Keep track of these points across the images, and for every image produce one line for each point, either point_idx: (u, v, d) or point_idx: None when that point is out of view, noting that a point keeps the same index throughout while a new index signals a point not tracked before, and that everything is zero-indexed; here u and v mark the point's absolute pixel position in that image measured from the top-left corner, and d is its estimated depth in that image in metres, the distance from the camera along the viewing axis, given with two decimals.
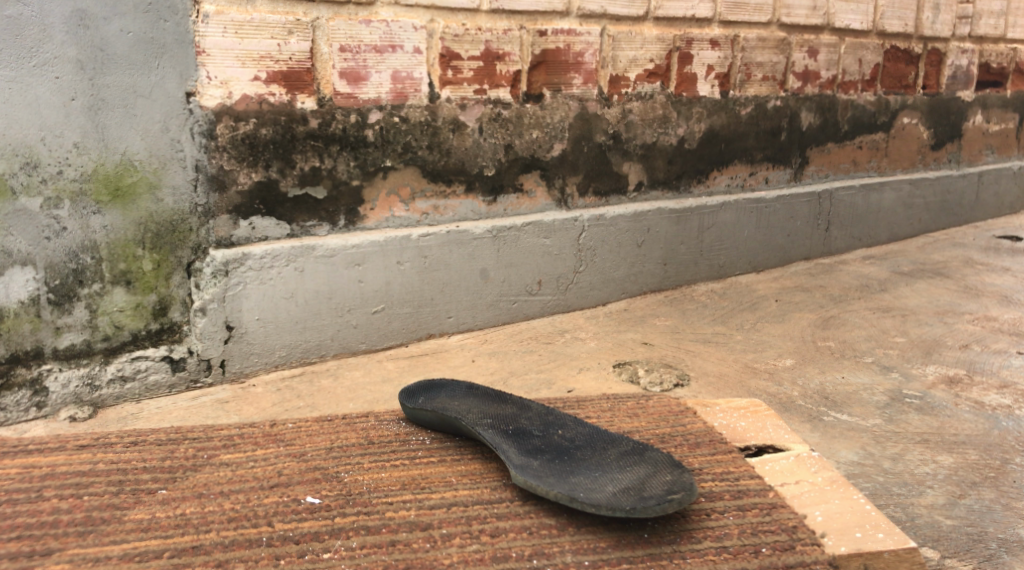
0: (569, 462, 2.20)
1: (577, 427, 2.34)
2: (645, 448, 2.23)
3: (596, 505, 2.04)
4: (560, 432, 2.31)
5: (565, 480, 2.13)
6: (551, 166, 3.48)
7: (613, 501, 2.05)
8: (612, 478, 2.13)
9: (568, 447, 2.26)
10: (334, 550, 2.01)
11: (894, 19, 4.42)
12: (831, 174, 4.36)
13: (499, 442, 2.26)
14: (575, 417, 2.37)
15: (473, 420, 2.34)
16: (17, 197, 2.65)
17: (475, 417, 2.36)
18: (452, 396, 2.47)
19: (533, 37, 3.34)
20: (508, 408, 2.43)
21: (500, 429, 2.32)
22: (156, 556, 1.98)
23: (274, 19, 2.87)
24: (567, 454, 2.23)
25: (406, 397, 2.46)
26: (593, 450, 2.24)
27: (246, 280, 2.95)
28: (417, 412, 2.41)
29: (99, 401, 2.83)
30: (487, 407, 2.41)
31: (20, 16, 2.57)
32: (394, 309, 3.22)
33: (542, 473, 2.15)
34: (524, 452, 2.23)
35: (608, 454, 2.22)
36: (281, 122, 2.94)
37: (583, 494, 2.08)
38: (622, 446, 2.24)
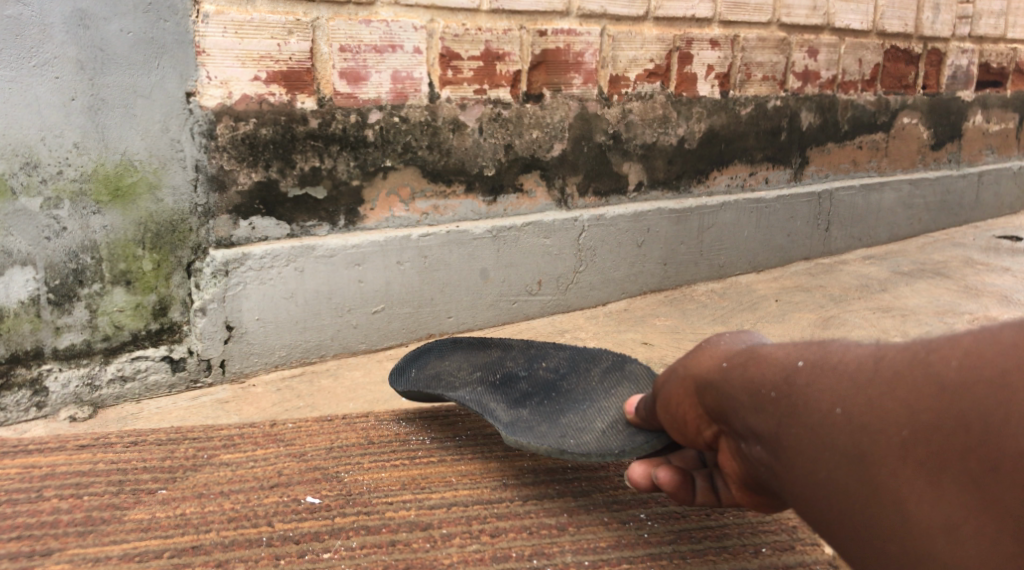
0: (557, 400, 2.35)
1: (558, 353, 2.53)
2: (624, 361, 2.41)
3: (585, 453, 2.13)
4: (543, 368, 2.48)
5: (555, 424, 2.26)
6: (551, 166, 3.48)
7: (602, 446, 2.14)
8: (597, 411, 2.26)
9: (554, 381, 2.44)
10: (334, 550, 2.00)
11: (894, 19, 4.40)
12: (831, 174, 4.37)
13: (490, 400, 2.40)
14: (555, 345, 2.55)
15: (465, 383, 2.49)
16: (17, 197, 2.64)
17: (466, 371, 2.52)
18: (440, 353, 2.63)
19: (533, 37, 3.33)
20: (494, 354, 2.59)
21: (489, 382, 2.48)
22: (156, 556, 1.97)
23: (273, 19, 2.86)
24: (556, 390, 2.40)
25: (397, 373, 2.56)
26: (577, 376, 2.41)
27: (246, 280, 2.96)
28: (408, 395, 2.49)
29: (100, 401, 2.84)
30: (475, 359, 2.58)
31: (20, 16, 2.55)
32: (394, 309, 3.23)
33: (532, 421, 2.29)
34: (513, 401, 2.37)
35: (592, 376, 2.41)
36: (280, 122, 2.93)
37: (574, 433, 2.21)
38: (603, 363, 2.44)
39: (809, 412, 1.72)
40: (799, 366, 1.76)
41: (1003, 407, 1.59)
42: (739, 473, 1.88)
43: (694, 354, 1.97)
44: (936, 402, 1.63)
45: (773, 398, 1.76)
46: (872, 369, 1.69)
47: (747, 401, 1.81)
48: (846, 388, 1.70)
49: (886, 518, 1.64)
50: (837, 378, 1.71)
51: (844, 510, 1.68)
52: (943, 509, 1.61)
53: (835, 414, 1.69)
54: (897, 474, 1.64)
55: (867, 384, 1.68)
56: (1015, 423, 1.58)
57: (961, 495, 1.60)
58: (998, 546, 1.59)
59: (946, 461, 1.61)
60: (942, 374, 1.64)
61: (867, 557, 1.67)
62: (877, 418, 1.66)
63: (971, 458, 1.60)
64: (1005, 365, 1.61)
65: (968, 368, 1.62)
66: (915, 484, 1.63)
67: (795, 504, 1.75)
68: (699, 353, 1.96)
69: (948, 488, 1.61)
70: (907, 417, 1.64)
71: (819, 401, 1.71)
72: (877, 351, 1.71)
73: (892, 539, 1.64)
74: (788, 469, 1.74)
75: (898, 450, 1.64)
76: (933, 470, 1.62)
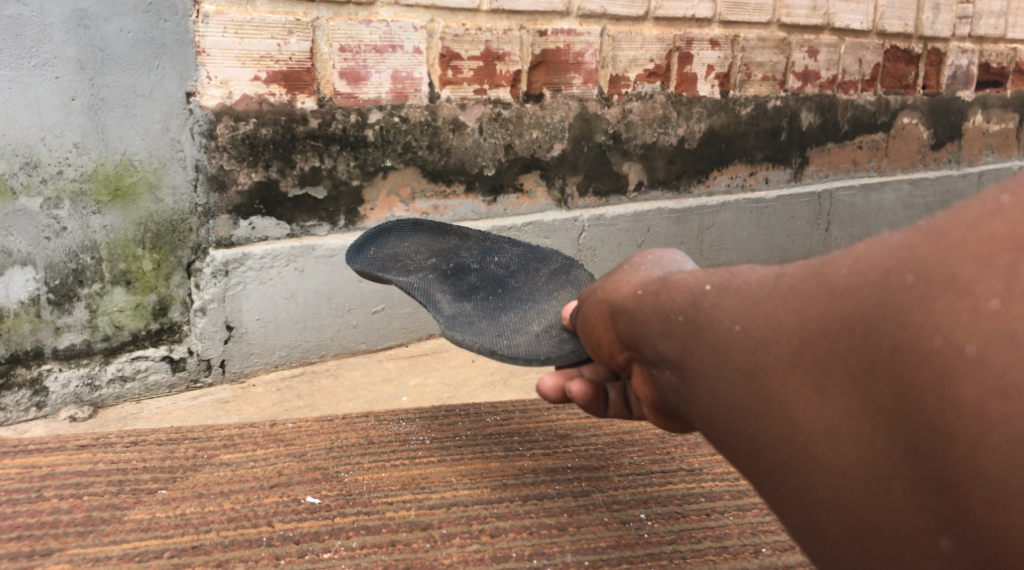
0: (501, 299, 2.30)
1: (511, 250, 2.47)
2: (572, 265, 2.39)
3: (513, 357, 2.09)
4: (495, 262, 2.43)
5: (496, 322, 2.21)
6: (551, 166, 3.48)
7: (531, 351, 2.11)
8: (539, 315, 2.24)
9: (503, 277, 2.38)
10: (334, 550, 1.99)
11: (894, 19, 4.38)
12: (831, 174, 4.39)
13: (436, 287, 2.32)
14: (510, 240, 2.51)
15: (419, 269, 2.39)
16: (16, 197, 2.63)
17: (421, 256, 2.44)
18: (400, 235, 2.51)
19: (533, 37, 3.32)
20: (450, 239, 2.52)
21: (441, 271, 2.38)
22: (156, 556, 1.97)
23: (274, 19, 2.85)
24: (503, 286, 2.35)
25: (354, 251, 2.44)
26: (526, 275, 2.39)
27: (246, 280, 2.97)
28: (364, 274, 2.38)
29: (100, 401, 2.85)
30: (432, 242, 2.50)
31: (20, 16, 2.54)
32: (394, 309, 3.27)
33: (473, 317, 2.23)
34: (458, 294, 2.31)
35: (540, 276, 2.38)
36: (281, 122, 2.93)
37: (510, 333, 2.18)
38: (552, 265, 2.41)
39: (709, 332, 1.60)
40: (706, 290, 1.66)
41: (885, 303, 1.41)
42: (653, 399, 1.83)
43: (615, 281, 1.94)
44: (823, 305, 1.47)
45: (681, 322, 1.66)
46: (773, 285, 1.56)
47: (657, 326, 1.71)
48: (746, 306, 1.57)
49: (774, 430, 1.50)
50: (740, 298, 1.59)
51: (740, 428, 1.54)
52: (829, 418, 1.45)
53: (733, 331, 1.56)
54: (787, 385, 1.49)
55: (766, 299, 1.55)
56: (893, 314, 1.40)
57: (845, 399, 1.43)
58: (882, 453, 1.40)
59: (830, 364, 1.45)
60: (835, 278, 1.48)
61: (764, 476, 1.53)
62: (769, 329, 1.52)
63: (855, 358, 1.43)
64: (889, 266, 1.44)
65: (858, 270, 1.46)
66: (802, 392, 1.47)
67: (704, 428, 1.63)
68: (619, 280, 1.93)
69: (829, 392, 1.45)
70: (796, 327, 1.50)
71: (719, 321, 1.59)
72: (781, 267, 1.58)
73: (783, 452, 1.49)
74: (695, 392, 1.62)
75: (787, 360, 1.49)
76: (819, 375, 1.46)
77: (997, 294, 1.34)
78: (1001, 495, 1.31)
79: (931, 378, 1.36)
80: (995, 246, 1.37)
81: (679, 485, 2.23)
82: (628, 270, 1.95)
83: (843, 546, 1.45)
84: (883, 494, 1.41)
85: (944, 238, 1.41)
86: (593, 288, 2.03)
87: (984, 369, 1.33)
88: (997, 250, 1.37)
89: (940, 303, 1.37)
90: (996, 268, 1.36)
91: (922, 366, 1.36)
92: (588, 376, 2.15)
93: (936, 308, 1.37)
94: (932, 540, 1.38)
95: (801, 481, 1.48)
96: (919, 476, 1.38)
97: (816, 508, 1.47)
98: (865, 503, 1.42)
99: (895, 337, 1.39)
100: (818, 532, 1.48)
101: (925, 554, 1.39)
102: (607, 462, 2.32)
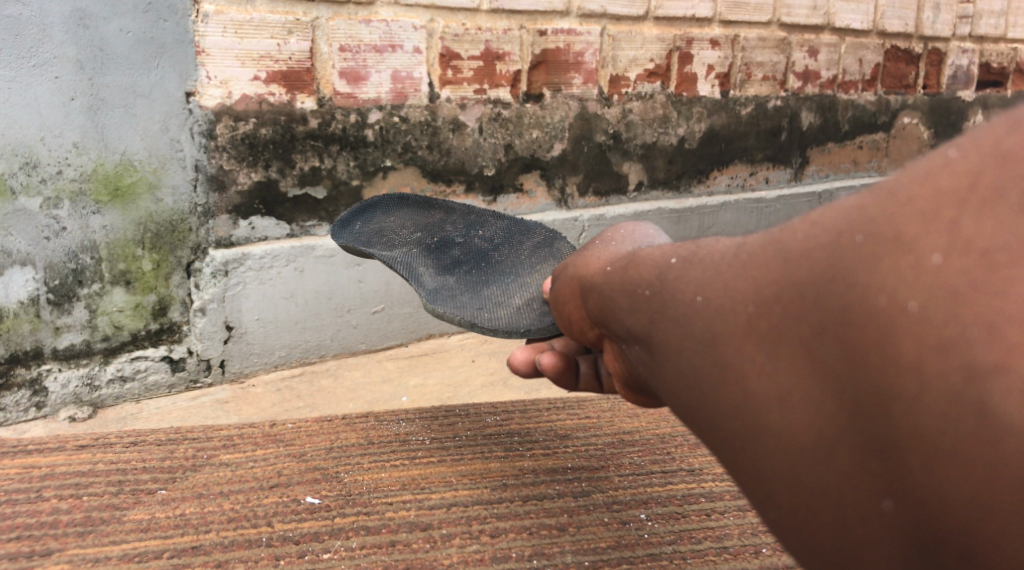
0: (484, 272, 2.30)
1: (496, 222, 2.45)
2: (555, 238, 2.40)
3: (493, 329, 2.12)
4: (479, 234, 2.42)
5: (478, 295, 2.22)
6: (551, 166, 3.49)
7: (511, 324, 2.14)
8: (521, 286, 2.26)
9: (486, 251, 2.38)
10: (334, 550, 1.99)
11: (894, 19, 4.37)
12: (831, 174, 4.41)
13: (419, 263, 2.31)
14: (495, 213, 2.47)
15: (404, 244, 2.38)
16: (16, 197, 2.63)
17: (406, 232, 2.42)
18: (387, 211, 2.48)
19: (533, 37, 3.31)
20: (436, 214, 2.48)
21: (426, 245, 2.37)
22: (156, 556, 1.97)
23: (274, 19, 2.85)
24: (486, 260, 2.34)
25: (340, 226, 2.42)
26: (510, 248, 2.38)
27: (246, 280, 2.97)
28: (348, 248, 2.37)
29: (99, 401, 2.86)
30: (419, 218, 2.47)
31: (20, 16, 2.53)
32: (394, 309, 3.27)
33: (455, 290, 2.22)
34: (441, 268, 2.30)
35: (523, 249, 2.38)
36: (281, 122, 2.93)
37: (491, 307, 2.19)
38: (536, 237, 2.41)
39: (673, 305, 1.57)
40: (672, 263, 1.62)
41: (835, 266, 1.39)
42: (620, 374, 1.84)
43: (586, 258, 1.95)
44: (779, 271, 1.45)
45: (647, 297, 1.63)
46: (734, 254, 1.53)
47: (626, 303, 1.68)
48: (705, 276, 1.54)
49: (731, 400, 1.47)
50: (702, 270, 1.56)
51: (699, 399, 1.51)
52: (782, 386, 1.42)
53: (695, 303, 1.53)
54: (743, 353, 1.46)
55: (725, 267, 1.52)
56: (844, 276, 1.38)
57: (797, 365, 1.41)
58: (831, 417, 1.38)
59: (784, 330, 1.42)
60: (790, 242, 1.46)
61: (721, 447, 1.50)
62: (729, 299, 1.49)
63: (806, 323, 1.40)
64: (841, 227, 1.41)
65: (812, 234, 1.44)
66: (757, 360, 1.44)
67: (667, 400, 1.60)
68: (589, 257, 1.94)
69: (784, 360, 1.42)
70: (752, 294, 1.46)
71: (680, 293, 1.56)
72: (741, 236, 1.55)
73: (738, 421, 1.46)
74: (660, 365, 1.59)
75: (741, 328, 1.46)
76: (773, 342, 1.43)
77: (938, 250, 1.33)
78: (938, 450, 1.31)
79: (877, 339, 1.34)
80: (938, 201, 1.35)
81: (679, 486, 2.23)
82: (600, 247, 1.96)
83: (794, 515, 1.43)
84: (832, 459, 1.38)
85: (894, 197, 1.39)
86: (564, 264, 2.04)
87: (924, 326, 1.31)
88: (941, 204, 1.35)
89: (886, 262, 1.35)
90: (939, 224, 1.34)
91: (868, 327, 1.35)
92: (559, 349, 2.16)
93: (882, 268, 1.35)
94: (876, 504, 1.36)
95: (755, 450, 1.45)
96: (867, 439, 1.36)
97: (769, 478, 1.44)
98: (815, 470, 1.40)
99: (845, 298, 1.37)
100: (772, 502, 1.45)
101: (871, 520, 1.37)
102: (607, 462, 2.32)
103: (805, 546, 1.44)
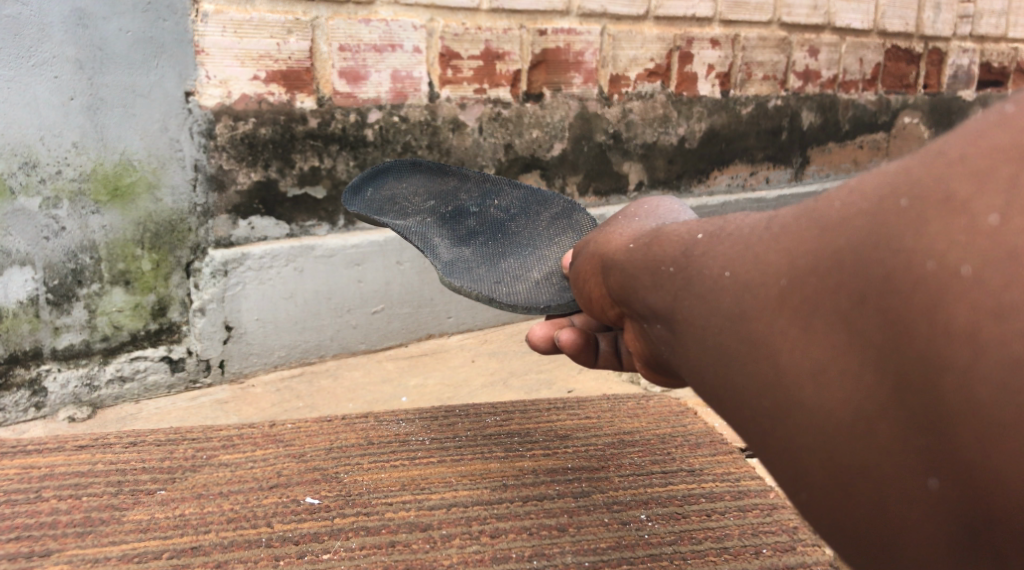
0: (501, 243, 2.29)
1: (513, 192, 2.45)
2: (574, 208, 2.39)
3: (512, 305, 2.10)
4: (495, 203, 2.42)
5: (496, 267, 2.21)
6: (551, 166, 3.48)
7: (530, 300, 2.12)
8: (539, 262, 2.25)
9: (502, 221, 2.37)
10: (334, 550, 1.99)
11: (895, 18, 4.36)
12: (831, 174, 4.40)
13: (434, 232, 2.31)
14: (510, 181, 2.48)
15: (417, 212, 2.39)
16: (16, 197, 2.62)
17: (419, 199, 2.44)
18: (398, 176, 2.51)
19: (533, 36, 3.30)
20: (450, 182, 2.50)
21: (440, 213, 2.38)
22: (156, 556, 1.96)
23: (273, 19, 2.84)
24: (503, 231, 2.34)
25: (351, 193, 2.45)
26: (527, 219, 2.38)
27: (245, 280, 2.97)
28: (360, 216, 2.38)
29: (99, 401, 2.86)
30: (432, 184, 2.49)
31: (19, 16, 2.52)
32: (394, 309, 3.26)
33: (473, 261, 2.22)
34: (457, 238, 2.30)
35: (541, 220, 2.38)
36: (280, 122, 2.93)
37: (510, 281, 2.18)
38: (554, 208, 2.40)
39: (698, 280, 1.59)
40: (698, 239, 1.65)
41: (877, 233, 1.40)
42: (643, 353, 1.83)
43: (608, 235, 1.96)
44: (815, 242, 1.46)
45: (671, 274, 1.65)
46: (765, 227, 1.55)
47: (649, 280, 1.70)
48: (736, 252, 1.56)
49: (762, 376, 1.48)
50: (731, 245, 1.58)
51: (727, 377, 1.53)
52: (814, 359, 1.43)
53: (723, 278, 1.55)
54: (773, 328, 1.47)
55: (757, 242, 1.54)
56: (886, 244, 1.38)
57: (833, 338, 1.41)
58: (869, 389, 1.38)
59: (819, 303, 1.43)
60: (827, 213, 1.47)
61: (750, 425, 1.51)
62: (759, 274, 1.51)
63: (844, 295, 1.41)
64: (883, 195, 1.42)
65: (850, 203, 1.45)
66: (789, 334, 1.45)
67: (690, 381, 1.61)
68: (612, 234, 1.94)
69: (818, 332, 1.43)
70: (785, 267, 1.48)
71: (708, 270, 1.58)
72: (773, 210, 1.57)
73: (768, 399, 1.47)
74: (682, 345, 1.61)
75: (774, 302, 1.48)
76: (806, 315, 1.44)
77: (995, 209, 1.33)
78: (993, 422, 1.30)
79: (923, 306, 1.34)
80: (995, 159, 1.35)
81: (680, 486, 2.23)
82: (622, 223, 1.98)
83: (827, 492, 1.44)
84: (870, 434, 1.39)
85: (943, 157, 1.40)
86: (585, 242, 2.05)
87: (978, 290, 1.31)
88: (996, 163, 1.35)
89: (935, 225, 1.35)
90: (996, 183, 1.34)
91: (913, 295, 1.35)
92: (579, 326, 2.14)
93: (930, 231, 1.35)
94: (922, 481, 1.37)
95: (787, 427, 1.46)
96: (910, 411, 1.36)
97: (801, 456, 1.45)
98: (851, 446, 1.40)
99: (887, 266, 1.38)
100: (804, 479, 1.46)
101: (913, 495, 1.38)
102: (608, 462, 2.31)
103: (840, 525, 1.45)
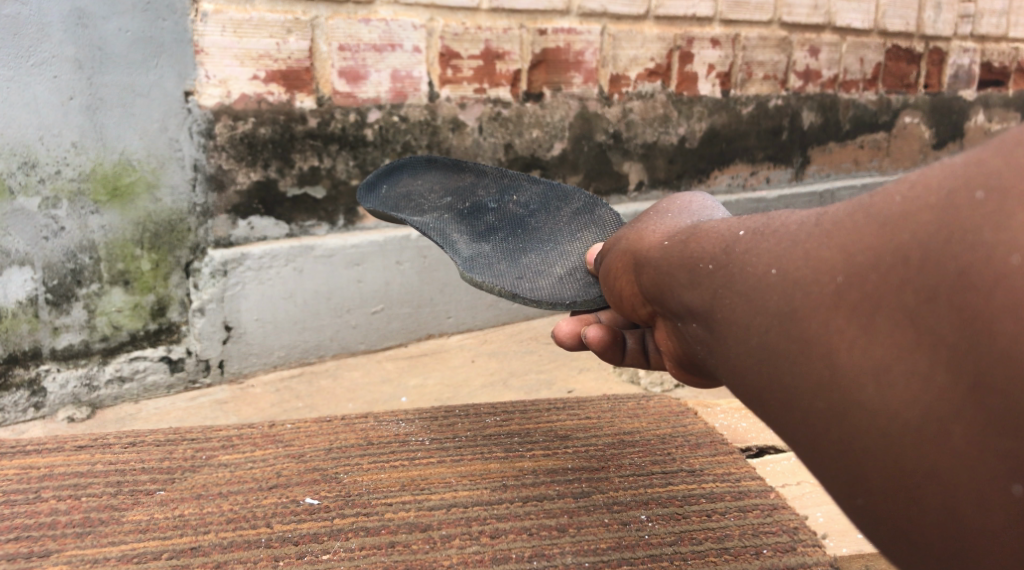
0: (522, 238, 2.28)
1: (532, 187, 2.43)
2: (596, 204, 2.35)
3: (536, 301, 2.09)
4: (513, 199, 2.41)
5: (516, 264, 2.20)
6: (551, 166, 3.48)
7: (554, 295, 2.11)
8: (562, 256, 2.23)
9: (523, 217, 2.36)
10: (334, 551, 1.98)
11: (896, 18, 4.35)
12: (831, 174, 4.40)
13: (453, 228, 2.32)
14: (529, 176, 2.46)
15: (434, 208, 2.40)
16: (15, 197, 2.62)
17: (436, 196, 2.45)
18: (413, 174, 2.53)
19: (533, 36, 3.30)
20: (466, 177, 2.50)
21: (458, 210, 2.39)
22: (155, 557, 1.96)
23: (273, 18, 2.84)
24: (523, 227, 2.32)
25: (366, 190, 2.48)
26: (547, 214, 2.36)
27: (245, 280, 2.97)
28: (376, 213, 2.41)
29: (98, 401, 2.85)
30: (447, 181, 2.49)
31: (18, 15, 2.52)
32: (394, 309, 3.26)
33: (493, 257, 2.21)
34: (477, 234, 2.30)
35: (561, 216, 2.35)
36: (280, 122, 2.92)
37: (532, 276, 2.16)
38: (575, 203, 2.37)
39: (742, 278, 1.52)
40: (740, 236, 1.58)
41: (950, 226, 1.33)
42: (672, 353, 1.80)
43: (639, 232, 1.89)
44: (875, 237, 1.40)
45: (710, 272, 1.59)
46: (815, 224, 1.48)
47: (685, 277, 1.64)
48: (784, 248, 1.50)
49: (816, 376, 1.41)
50: (776, 241, 1.52)
51: (774, 378, 1.46)
52: (876, 358, 1.36)
53: (770, 276, 1.49)
54: (828, 326, 1.40)
55: (805, 238, 1.48)
56: (959, 239, 1.32)
57: (899, 336, 1.35)
58: (941, 390, 1.32)
59: (882, 301, 1.37)
60: (886, 208, 1.41)
61: (799, 427, 1.44)
62: (811, 271, 1.44)
63: (910, 291, 1.35)
64: (953, 186, 1.36)
65: (913, 197, 1.39)
66: (846, 332, 1.39)
67: (730, 382, 1.54)
68: (644, 230, 1.88)
69: (881, 331, 1.36)
70: (840, 264, 1.41)
71: (753, 267, 1.52)
72: (821, 207, 1.50)
73: (823, 400, 1.41)
74: (721, 344, 1.55)
75: (829, 299, 1.41)
76: (868, 312, 1.37)
77: None
78: None
79: (1006, 302, 1.27)
80: None
81: (680, 486, 2.22)
82: (653, 218, 1.91)
83: (887, 498, 1.37)
84: (942, 437, 1.32)
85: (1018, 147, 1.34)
86: (615, 238, 1.99)
87: None
88: None
89: (1019, 217, 1.29)
90: None
91: (994, 292, 1.28)
92: (605, 323, 2.13)
93: (1013, 224, 1.29)
94: (1004, 487, 1.29)
95: (844, 429, 1.39)
96: (989, 412, 1.29)
97: (859, 460, 1.38)
98: (918, 449, 1.34)
99: (963, 261, 1.31)
100: (861, 484, 1.39)
101: (991, 501, 1.30)
102: (608, 462, 2.31)
103: (901, 534, 1.38)
